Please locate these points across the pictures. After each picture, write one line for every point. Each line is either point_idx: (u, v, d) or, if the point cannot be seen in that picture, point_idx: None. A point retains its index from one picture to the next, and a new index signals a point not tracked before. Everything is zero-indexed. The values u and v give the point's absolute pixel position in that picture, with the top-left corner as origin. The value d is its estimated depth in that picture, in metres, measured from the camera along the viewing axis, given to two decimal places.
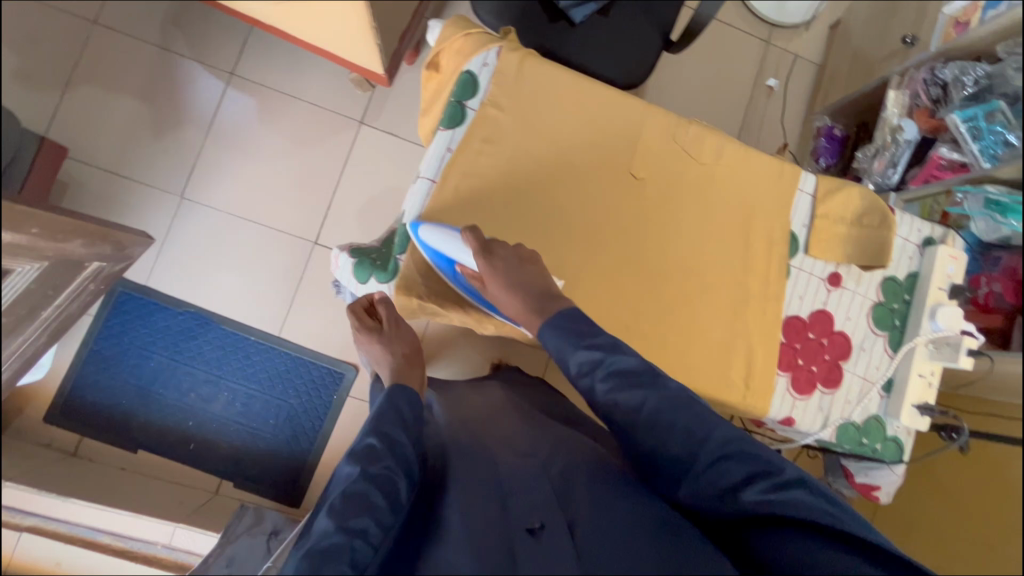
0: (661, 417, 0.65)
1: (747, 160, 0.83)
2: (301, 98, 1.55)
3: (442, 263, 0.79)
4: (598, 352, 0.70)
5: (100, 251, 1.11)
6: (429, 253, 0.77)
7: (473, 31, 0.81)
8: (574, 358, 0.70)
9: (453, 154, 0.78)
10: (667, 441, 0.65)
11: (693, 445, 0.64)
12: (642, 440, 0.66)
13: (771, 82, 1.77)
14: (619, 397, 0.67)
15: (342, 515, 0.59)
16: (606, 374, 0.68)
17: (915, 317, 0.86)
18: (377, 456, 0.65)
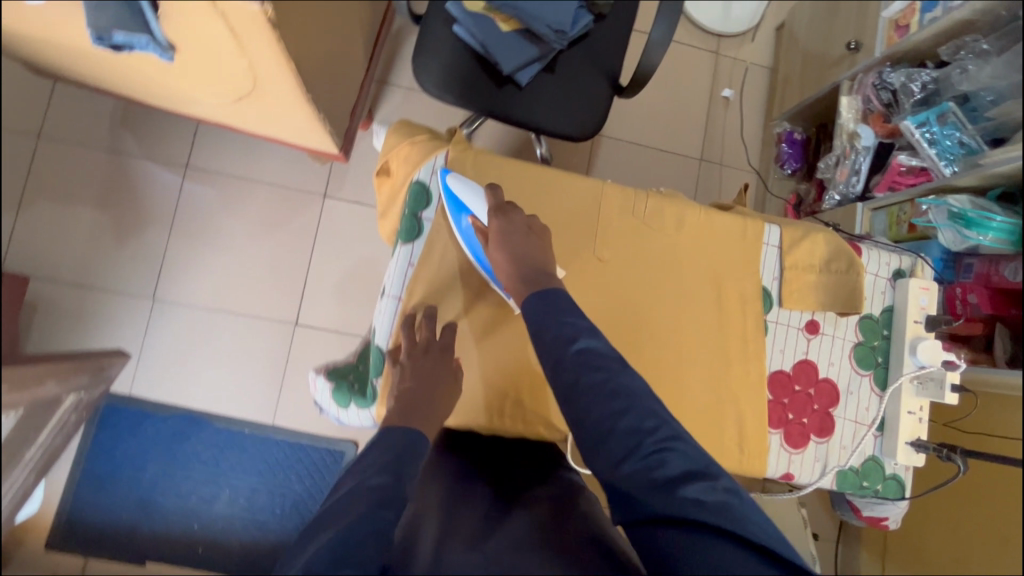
0: (620, 402, 0.65)
1: (709, 222, 0.83)
2: (260, 181, 1.53)
3: (455, 215, 0.77)
4: (575, 329, 0.69)
5: (76, 383, 1.06)
6: (447, 201, 0.77)
7: (418, 138, 0.81)
8: (548, 328, 0.69)
9: (415, 269, 0.79)
10: (620, 420, 0.64)
11: (645, 429, 0.64)
12: (595, 413, 0.65)
13: (726, 93, 1.77)
14: (585, 374, 0.66)
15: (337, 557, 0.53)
16: (577, 356, 0.67)
17: (896, 353, 0.85)
18: (388, 502, 0.59)
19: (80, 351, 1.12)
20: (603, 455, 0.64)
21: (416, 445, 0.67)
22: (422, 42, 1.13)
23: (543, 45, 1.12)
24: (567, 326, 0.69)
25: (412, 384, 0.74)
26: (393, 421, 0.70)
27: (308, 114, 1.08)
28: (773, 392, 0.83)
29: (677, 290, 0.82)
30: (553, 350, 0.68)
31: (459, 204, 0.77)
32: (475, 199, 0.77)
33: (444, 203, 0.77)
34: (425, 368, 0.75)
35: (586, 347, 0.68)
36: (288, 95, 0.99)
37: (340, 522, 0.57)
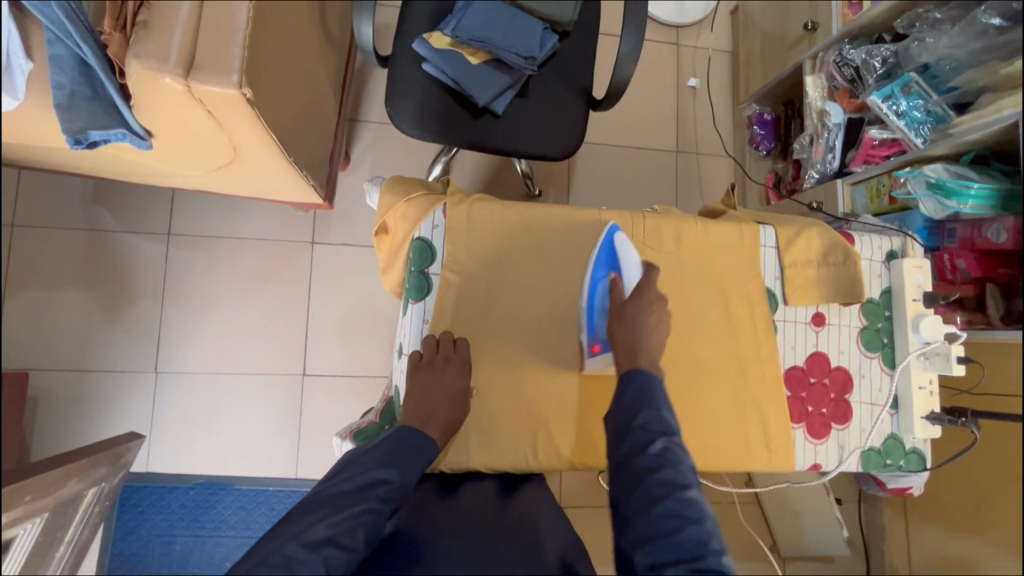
0: (690, 511, 0.61)
1: (706, 235, 0.85)
2: (245, 237, 1.52)
3: (599, 264, 0.82)
4: (668, 426, 0.67)
5: (96, 476, 1.05)
6: (604, 247, 0.81)
7: (413, 194, 0.81)
8: (644, 410, 0.68)
9: (430, 325, 0.79)
10: (686, 527, 0.60)
11: (709, 545, 0.60)
12: (665, 509, 0.61)
13: (692, 82, 1.80)
14: (668, 470, 0.64)
15: (325, 537, 0.57)
16: (661, 451, 0.65)
17: (901, 332, 0.88)
18: (387, 499, 0.62)
19: (94, 442, 1.11)
20: (653, 554, 0.59)
21: (424, 442, 0.69)
22: (394, 85, 1.13)
23: (515, 72, 1.13)
24: (660, 419, 0.68)
25: (427, 397, 0.73)
26: (408, 421, 0.71)
27: (291, 173, 1.07)
28: (790, 387, 0.86)
29: (686, 306, 0.83)
30: (635, 438, 0.66)
31: (608, 258, 0.81)
32: (627, 264, 0.81)
33: (598, 250, 0.81)
34: (445, 384, 0.73)
35: (673, 447, 0.66)
36: (271, 159, 0.99)
37: (332, 504, 0.60)
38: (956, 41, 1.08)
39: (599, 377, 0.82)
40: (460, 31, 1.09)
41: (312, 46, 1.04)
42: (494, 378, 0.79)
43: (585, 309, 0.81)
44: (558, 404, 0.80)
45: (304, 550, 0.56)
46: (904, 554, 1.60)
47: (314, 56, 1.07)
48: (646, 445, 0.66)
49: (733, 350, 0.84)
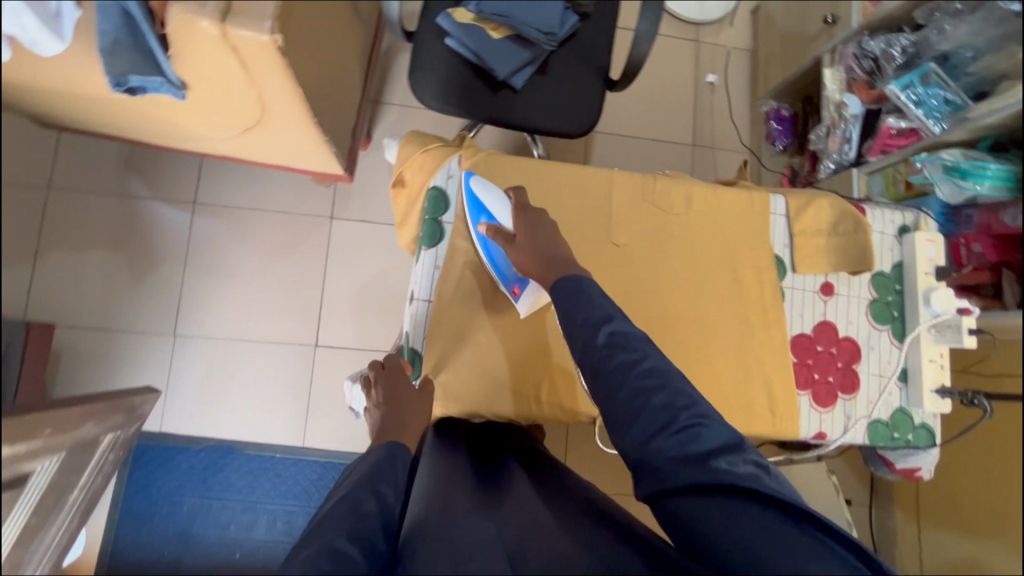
0: (653, 380, 0.64)
1: (718, 199, 0.86)
2: (267, 209, 1.57)
3: (473, 212, 0.81)
4: (609, 315, 0.70)
5: (112, 423, 1.07)
6: (468, 198, 0.80)
7: (432, 146, 0.84)
8: (581, 312, 0.70)
9: (442, 270, 0.81)
10: (653, 395, 0.63)
11: (679, 404, 0.62)
12: (626, 386, 0.64)
13: (711, 78, 1.82)
14: (619, 353, 0.66)
15: (324, 568, 0.52)
16: (608, 339, 0.67)
17: (911, 306, 0.88)
18: (365, 509, 0.61)
19: (111, 392, 1.13)
20: (633, 432, 0.62)
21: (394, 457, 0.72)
22: (417, 58, 1.17)
23: (535, 48, 1.16)
24: (600, 310, 0.70)
25: (383, 410, 0.78)
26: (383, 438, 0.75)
27: (314, 136, 1.11)
28: (797, 354, 0.86)
29: (696, 268, 0.84)
30: (585, 335, 0.68)
31: (479, 204, 0.81)
32: (497, 206, 0.80)
33: (466, 200, 0.80)
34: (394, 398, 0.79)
35: (618, 334, 0.68)
36: (296, 118, 1.02)
37: (321, 539, 0.56)
38: (974, 28, 1.09)
39: None
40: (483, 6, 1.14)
41: (341, 15, 1.08)
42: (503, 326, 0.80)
43: (488, 260, 0.81)
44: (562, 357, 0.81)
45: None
46: (915, 560, 1.55)
47: (341, 25, 1.11)
48: (595, 339, 0.68)
49: (740, 314, 0.84)
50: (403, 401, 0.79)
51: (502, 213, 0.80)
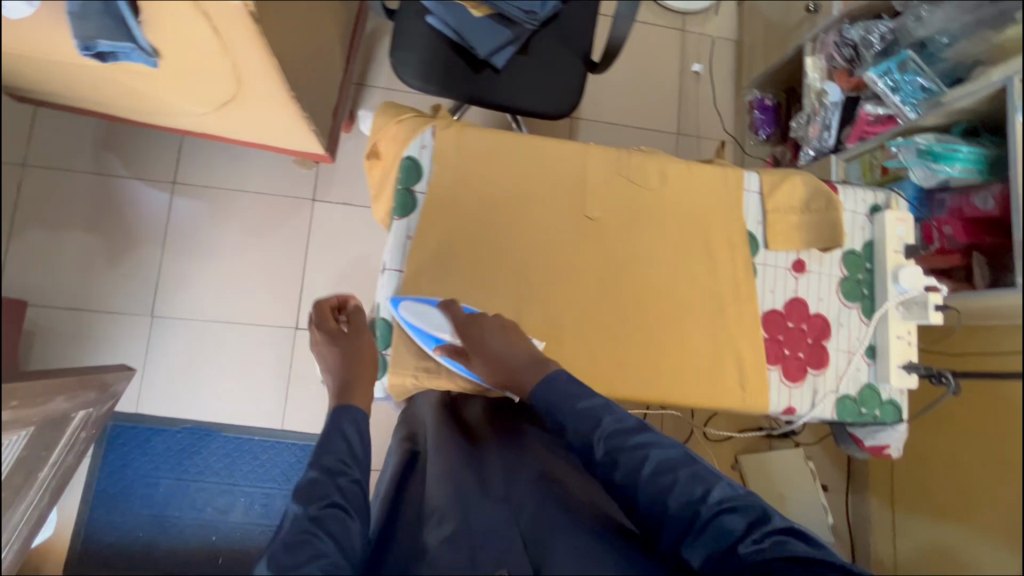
0: (666, 476, 0.62)
1: (692, 175, 0.86)
2: (248, 190, 1.55)
3: (423, 340, 0.77)
4: (595, 416, 0.68)
5: (85, 399, 1.05)
6: (413, 331, 0.76)
7: (405, 116, 0.82)
8: (566, 418, 0.68)
9: (414, 241, 0.79)
10: (670, 494, 0.61)
11: (697, 497, 0.60)
12: (642, 498, 0.62)
13: (696, 68, 1.82)
14: (622, 459, 0.64)
15: (284, 562, 0.53)
16: (608, 448, 0.65)
17: (880, 283, 0.89)
18: (316, 491, 0.60)
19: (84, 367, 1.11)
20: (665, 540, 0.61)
21: (344, 419, 0.69)
22: (398, 35, 1.16)
23: (516, 28, 1.15)
24: (584, 415, 0.68)
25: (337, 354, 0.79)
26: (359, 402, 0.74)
27: (292, 112, 1.10)
28: (768, 329, 0.86)
29: (669, 243, 0.85)
30: (581, 447, 0.67)
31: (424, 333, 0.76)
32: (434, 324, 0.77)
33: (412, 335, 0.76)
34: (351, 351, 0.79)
35: (613, 435, 0.66)
36: (273, 92, 1.01)
37: (283, 532, 0.57)
38: (951, 15, 1.10)
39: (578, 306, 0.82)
40: None
41: None
42: (475, 298, 0.79)
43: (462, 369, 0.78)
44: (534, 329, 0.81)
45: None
46: (889, 545, 1.58)
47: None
48: (592, 448, 0.66)
49: (712, 289, 0.85)
50: (354, 342, 0.81)
51: (442, 328, 0.77)
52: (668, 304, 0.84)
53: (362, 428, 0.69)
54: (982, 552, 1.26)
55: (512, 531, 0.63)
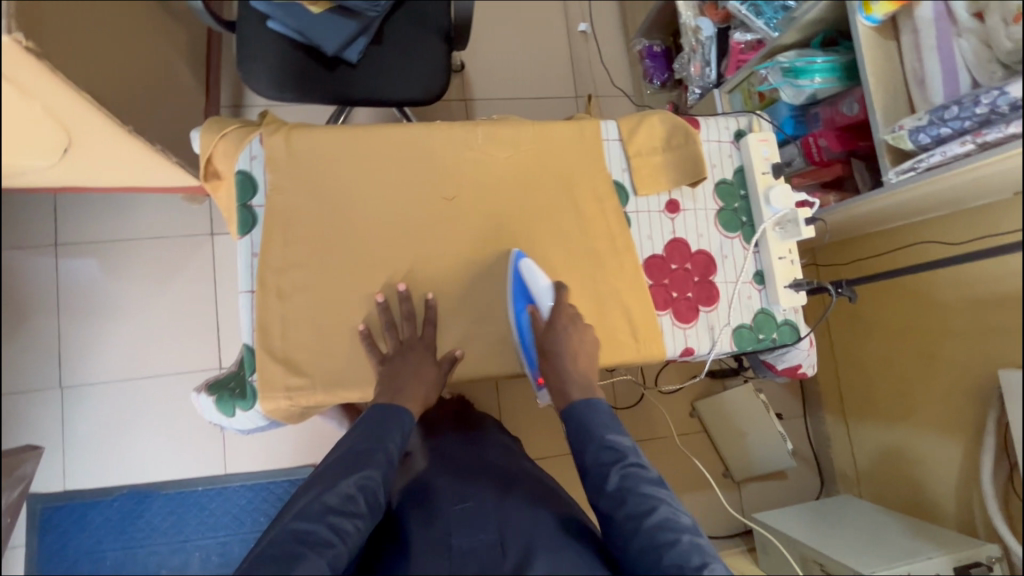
0: (666, 535, 0.61)
1: (546, 135, 0.83)
2: (138, 236, 1.47)
3: (518, 298, 0.79)
4: (618, 451, 0.68)
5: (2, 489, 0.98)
6: (515, 283, 0.78)
7: (229, 129, 0.77)
8: (590, 443, 0.69)
9: (259, 257, 0.74)
10: (663, 555, 0.59)
11: (692, 565, 0.58)
12: (636, 546, 0.61)
13: (582, 27, 1.79)
14: (631, 499, 0.64)
15: (331, 505, 0.61)
16: (620, 481, 0.66)
17: (755, 207, 0.88)
18: (364, 459, 0.66)
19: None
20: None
21: (395, 414, 0.71)
22: (241, 48, 1.10)
23: (362, 18, 1.10)
24: (609, 446, 0.69)
25: (399, 372, 0.74)
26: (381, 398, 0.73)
27: (141, 147, 1.04)
28: (652, 276, 0.85)
29: (535, 209, 0.82)
30: (596, 476, 0.68)
31: (525, 292, 0.79)
32: (540, 292, 0.79)
33: (510, 287, 0.79)
34: (407, 370, 0.74)
35: (631, 471, 0.66)
36: (106, 129, 0.94)
37: (332, 475, 0.64)
38: None
39: (452, 292, 0.79)
40: None
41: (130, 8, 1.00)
42: (340, 305, 0.75)
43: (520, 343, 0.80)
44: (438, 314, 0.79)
45: (321, 516, 0.60)
46: (848, 457, 1.61)
47: (137, 22, 1.03)
48: (605, 479, 0.67)
49: (589, 247, 0.83)
50: (410, 370, 0.74)
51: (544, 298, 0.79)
52: (546, 271, 0.82)
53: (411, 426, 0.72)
54: (935, 444, 1.29)
55: (491, 538, 0.66)
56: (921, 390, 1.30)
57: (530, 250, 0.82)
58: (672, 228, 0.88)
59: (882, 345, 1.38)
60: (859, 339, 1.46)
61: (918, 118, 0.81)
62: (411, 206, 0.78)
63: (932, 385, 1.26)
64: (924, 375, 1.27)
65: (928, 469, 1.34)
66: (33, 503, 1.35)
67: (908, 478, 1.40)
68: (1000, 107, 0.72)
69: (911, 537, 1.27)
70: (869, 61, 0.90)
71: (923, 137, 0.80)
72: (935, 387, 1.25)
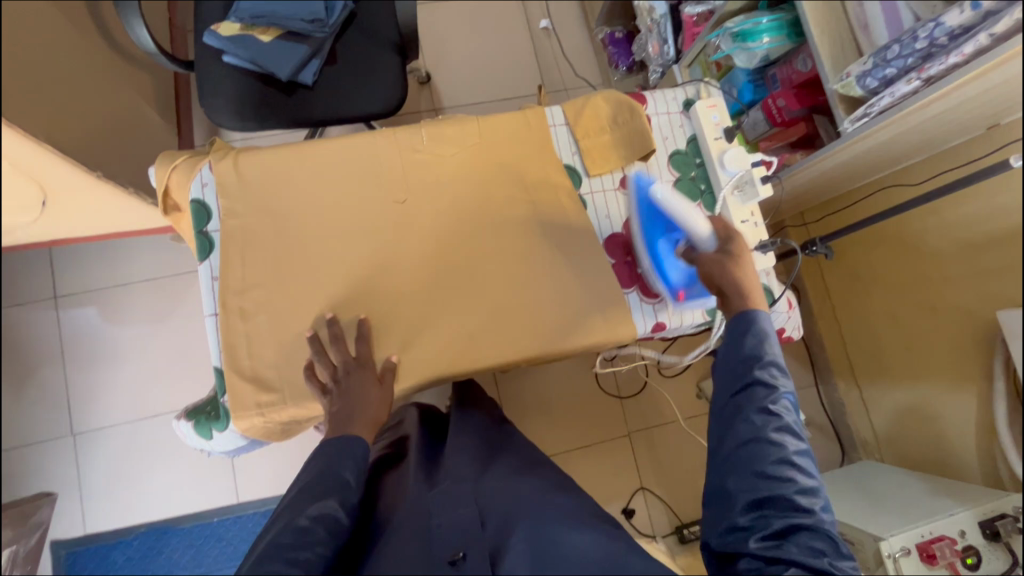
0: (800, 471, 0.60)
1: (491, 129, 0.84)
2: (131, 280, 1.51)
3: (654, 220, 0.84)
4: (781, 380, 0.65)
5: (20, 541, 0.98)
6: (649, 204, 0.84)
7: (180, 160, 0.80)
8: (767, 364, 0.65)
9: (219, 280, 0.77)
10: (791, 480, 0.59)
11: (813, 503, 0.58)
12: (773, 464, 0.59)
13: (544, 23, 1.80)
14: (777, 423, 0.62)
15: (285, 543, 0.54)
16: (773, 403, 0.63)
17: (713, 174, 0.88)
18: (319, 491, 0.60)
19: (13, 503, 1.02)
20: (754, 500, 0.59)
21: (344, 443, 0.65)
22: (201, 84, 1.12)
23: (311, 40, 1.12)
24: (774, 372, 0.65)
25: (340, 404, 0.71)
26: (342, 402, 0.71)
27: (111, 189, 1.07)
28: (613, 254, 0.86)
29: (488, 202, 0.83)
30: (751, 390, 0.65)
31: (665, 220, 0.83)
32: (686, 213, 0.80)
33: (643, 210, 0.85)
34: (353, 395, 0.71)
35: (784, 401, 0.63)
36: (75, 179, 0.98)
37: (289, 512, 0.58)
38: None
39: (413, 291, 0.79)
40: (243, 13, 1.11)
41: (81, 63, 1.03)
42: (303, 318, 0.77)
43: (653, 265, 0.84)
44: (403, 313, 0.79)
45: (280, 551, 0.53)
46: (866, 420, 1.56)
47: (96, 73, 1.08)
48: (759, 396, 0.64)
49: (544, 233, 0.83)
50: (355, 396, 0.71)
51: (688, 218, 0.79)
52: (504, 263, 0.82)
53: (365, 451, 0.66)
54: (956, 400, 1.22)
55: (470, 514, 0.65)
56: (931, 344, 1.24)
57: (486, 243, 0.82)
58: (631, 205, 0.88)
59: (874, 297, 1.37)
60: (859, 295, 1.42)
61: (864, 63, 0.80)
62: (363, 214, 0.80)
63: (944, 337, 1.20)
64: (930, 325, 1.22)
65: (945, 425, 1.28)
66: (56, 549, 1.38)
67: (927, 434, 1.35)
68: (938, 38, 0.72)
69: (932, 494, 1.21)
70: (812, 15, 0.89)
71: (871, 81, 0.80)
72: (950, 338, 1.18)
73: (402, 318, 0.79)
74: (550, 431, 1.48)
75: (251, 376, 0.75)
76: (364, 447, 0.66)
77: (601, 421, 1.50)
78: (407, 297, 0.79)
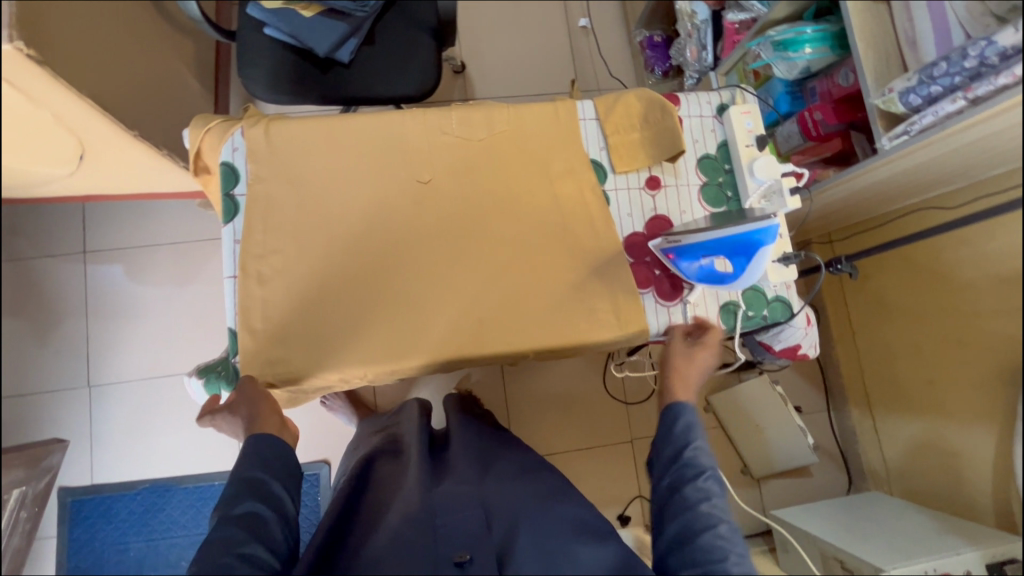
0: (727, 538, 0.65)
1: (520, 119, 0.84)
2: (157, 242, 1.56)
3: (734, 241, 0.75)
4: (705, 456, 0.71)
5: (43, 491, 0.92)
6: (756, 244, 0.74)
7: (213, 124, 0.82)
8: (694, 440, 0.72)
9: (241, 244, 0.78)
10: (719, 552, 0.64)
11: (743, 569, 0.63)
12: (702, 537, 0.65)
13: (582, 22, 1.79)
14: (705, 499, 0.68)
15: (213, 549, 0.60)
16: (700, 480, 0.69)
17: (741, 181, 0.86)
18: (243, 496, 0.65)
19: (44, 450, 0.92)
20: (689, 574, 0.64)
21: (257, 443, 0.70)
22: (240, 55, 1.14)
23: (351, 19, 1.14)
24: (699, 450, 0.72)
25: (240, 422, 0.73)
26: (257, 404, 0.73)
27: (146, 149, 1.10)
28: (633, 254, 0.85)
29: (511, 190, 0.83)
30: (679, 465, 0.71)
31: (746, 257, 0.75)
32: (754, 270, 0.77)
33: (745, 236, 0.74)
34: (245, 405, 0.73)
35: (710, 477, 0.70)
36: (113, 136, 1.00)
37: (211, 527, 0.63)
38: None
39: (429, 272, 0.80)
40: None
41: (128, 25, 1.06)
42: (319, 289, 0.78)
43: (693, 246, 0.77)
44: (418, 293, 0.79)
45: (212, 560, 0.59)
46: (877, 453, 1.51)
47: (141, 35, 1.11)
48: (686, 472, 0.71)
49: (565, 225, 0.83)
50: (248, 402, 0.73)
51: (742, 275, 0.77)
52: (522, 252, 0.82)
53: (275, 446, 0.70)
54: None
55: (476, 515, 0.66)
56: None
57: (507, 231, 0.82)
58: (654, 206, 0.87)
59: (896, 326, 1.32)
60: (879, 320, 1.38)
61: (908, 80, 0.80)
62: (387, 191, 0.80)
63: None
64: None
65: None
66: None
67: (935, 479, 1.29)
68: (988, 58, 0.70)
69: (940, 534, 1.19)
70: (858, 27, 0.88)
71: (915, 98, 0.80)
72: None
73: (416, 297, 0.79)
74: (554, 429, 1.48)
75: (263, 340, 0.76)
76: (276, 446, 0.71)
77: (606, 424, 1.49)
78: (424, 276, 0.80)
